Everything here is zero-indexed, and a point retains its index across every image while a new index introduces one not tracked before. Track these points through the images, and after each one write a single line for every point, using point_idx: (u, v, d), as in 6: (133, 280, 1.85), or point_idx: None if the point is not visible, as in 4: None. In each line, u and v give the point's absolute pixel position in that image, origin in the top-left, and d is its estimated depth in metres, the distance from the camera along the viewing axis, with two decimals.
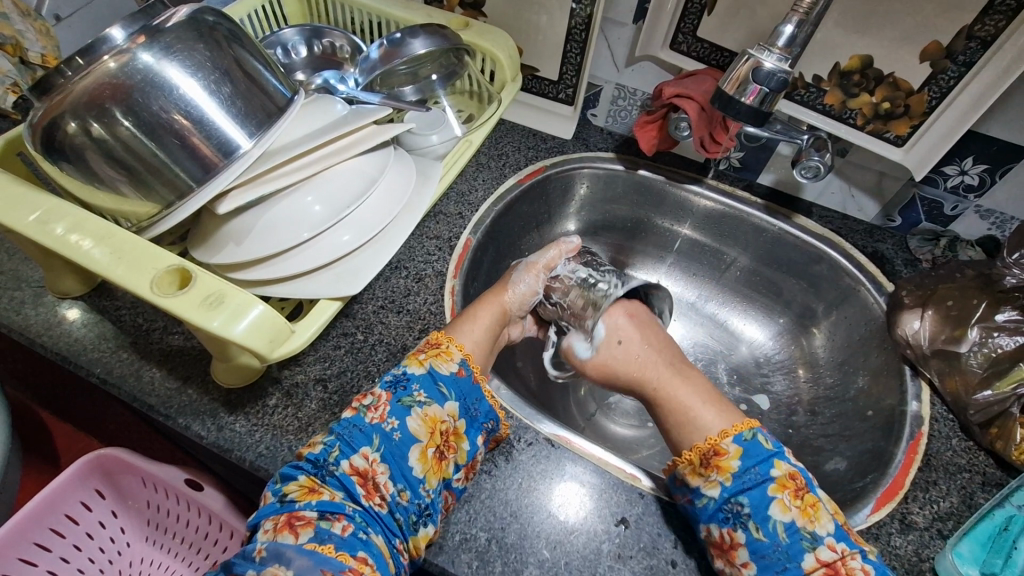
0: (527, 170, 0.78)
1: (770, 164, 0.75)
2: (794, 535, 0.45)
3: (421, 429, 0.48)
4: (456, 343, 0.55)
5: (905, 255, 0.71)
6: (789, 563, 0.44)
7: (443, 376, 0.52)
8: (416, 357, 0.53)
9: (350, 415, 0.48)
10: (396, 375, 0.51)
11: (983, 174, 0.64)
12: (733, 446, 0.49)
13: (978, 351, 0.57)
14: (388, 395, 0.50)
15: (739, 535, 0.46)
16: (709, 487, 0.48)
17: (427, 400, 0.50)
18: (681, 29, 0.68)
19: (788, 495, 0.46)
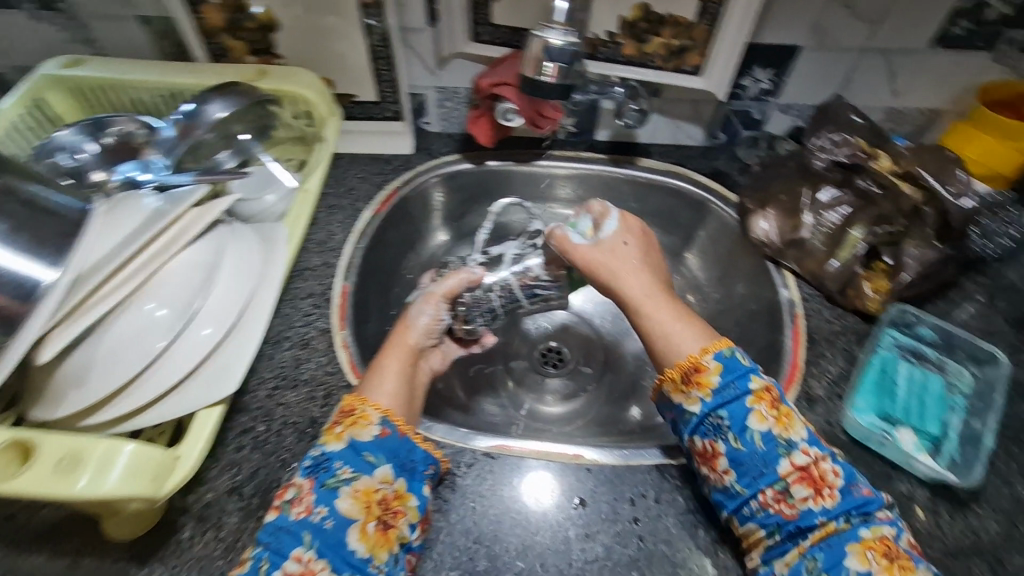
0: (380, 198, 0.76)
1: (600, 121, 0.79)
2: (770, 442, 0.47)
3: (354, 507, 0.45)
4: (370, 404, 0.51)
5: (738, 166, 0.78)
6: (766, 467, 0.47)
7: (365, 444, 0.48)
8: (332, 432, 0.49)
9: (274, 518, 0.45)
10: (315, 458, 0.47)
11: (773, 78, 0.71)
12: (714, 363, 0.50)
13: (818, 231, 0.65)
14: (310, 483, 0.46)
15: (719, 445, 0.48)
16: (691, 403, 0.50)
17: (353, 474, 0.46)
18: (477, 20, 0.70)
19: (765, 406, 0.48)
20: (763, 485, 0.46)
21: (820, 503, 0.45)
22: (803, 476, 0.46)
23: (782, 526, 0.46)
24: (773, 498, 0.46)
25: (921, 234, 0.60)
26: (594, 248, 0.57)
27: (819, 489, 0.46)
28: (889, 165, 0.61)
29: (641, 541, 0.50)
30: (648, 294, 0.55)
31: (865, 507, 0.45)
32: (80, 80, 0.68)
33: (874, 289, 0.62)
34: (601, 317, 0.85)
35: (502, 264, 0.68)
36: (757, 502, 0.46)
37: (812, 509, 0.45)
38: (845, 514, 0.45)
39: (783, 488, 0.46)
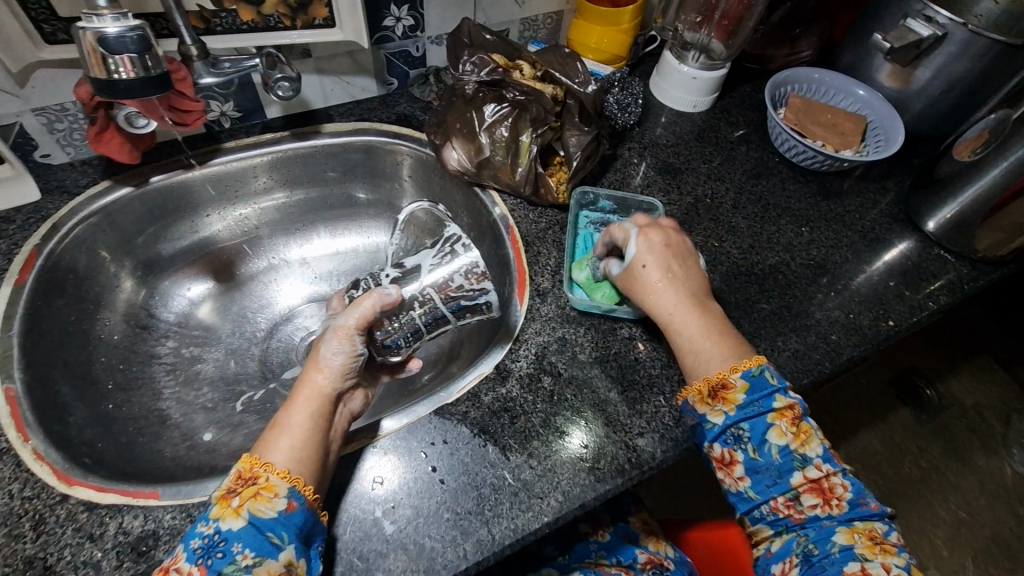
0: (16, 266, 0.60)
1: (263, 98, 0.73)
2: (787, 455, 0.52)
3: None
4: (274, 471, 0.45)
5: (419, 104, 0.80)
6: (780, 477, 0.52)
7: (269, 522, 0.43)
8: (228, 506, 0.44)
9: None
10: (207, 538, 0.43)
11: (412, 13, 0.72)
12: (740, 381, 0.53)
13: (496, 145, 0.68)
14: (202, 571, 0.41)
15: (737, 453, 0.52)
16: (714, 415, 0.53)
17: (255, 560, 0.42)
18: (36, 18, 0.56)
19: (785, 421, 0.52)
20: (775, 493, 0.52)
21: (829, 510, 0.51)
22: (813, 487, 0.51)
23: (789, 527, 0.52)
24: (784, 504, 0.52)
25: (573, 123, 0.68)
26: (629, 274, 0.59)
27: (828, 499, 0.51)
28: (531, 72, 0.69)
29: (443, 484, 0.52)
30: (677, 308, 0.57)
31: (862, 513, 0.51)
32: None
33: (558, 181, 0.71)
34: None
35: (419, 272, 0.58)
36: (769, 506, 0.52)
37: (818, 516, 0.51)
38: (849, 522, 0.50)
39: (794, 496, 0.51)
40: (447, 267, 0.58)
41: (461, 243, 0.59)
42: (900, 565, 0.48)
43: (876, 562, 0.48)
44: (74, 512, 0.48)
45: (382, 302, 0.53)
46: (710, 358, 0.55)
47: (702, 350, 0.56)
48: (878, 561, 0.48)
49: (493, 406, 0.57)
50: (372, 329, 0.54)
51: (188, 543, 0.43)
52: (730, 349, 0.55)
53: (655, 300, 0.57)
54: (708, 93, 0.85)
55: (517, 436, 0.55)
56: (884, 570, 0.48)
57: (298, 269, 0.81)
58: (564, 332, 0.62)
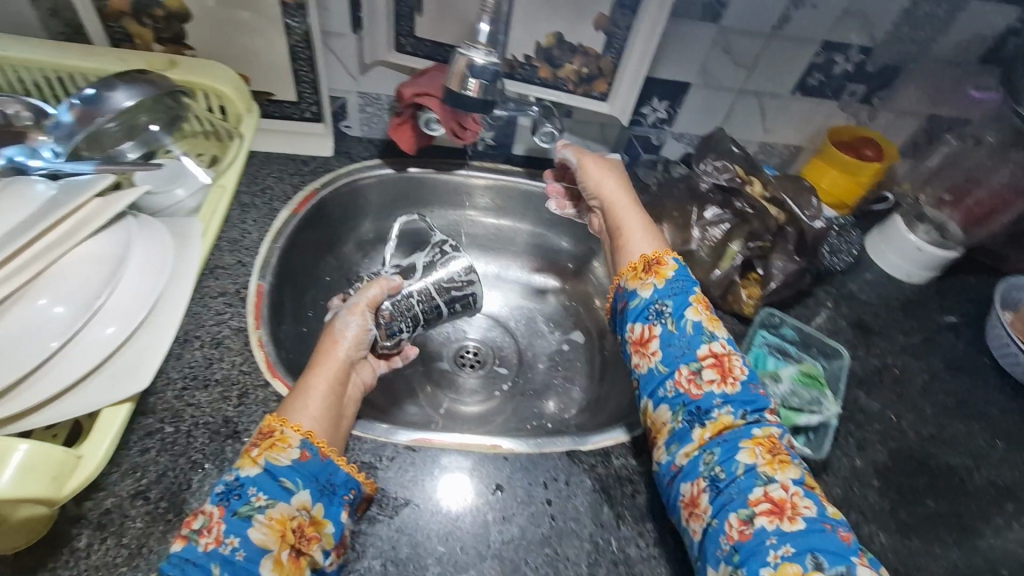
0: (298, 198, 0.75)
1: (518, 136, 0.84)
2: (698, 329, 0.57)
3: (267, 537, 0.44)
4: (289, 425, 0.49)
5: (639, 184, 0.87)
6: (689, 349, 0.56)
7: (282, 470, 0.47)
8: (247, 456, 0.47)
9: (180, 548, 0.43)
10: (228, 484, 0.46)
11: (668, 108, 0.81)
12: (671, 262, 0.63)
13: (704, 243, 0.73)
14: (221, 511, 0.44)
15: (656, 327, 0.59)
16: (644, 288, 0.62)
17: (268, 502, 0.45)
18: (401, 32, 0.71)
19: (701, 306, 0.59)
20: (681, 364, 0.56)
21: (722, 387, 0.53)
22: (714, 363, 0.55)
23: (686, 405, 0.54)
24: (687, 379, 0.55)
25: (784, 249, 0.71)
26: (613, 203, 0.71)
27: (725, 376, 0.54)
28: (760, 191, 0.72)
29: (553, 520, 0.54)
30: (622, 199, 0.71)
31: (754, 405, 0.53)
32: None
33: (749, 295, 0.72)
34: (516, 320, 0.90)
35: (414, 269, 0.71)
36: (672, 382, 0.55)
37: (713, 390, 0.53)
38: (739, 406, 0.52)
39: (696, 369, 0.55)
40: (440, 266, 0.72)
41: (450, 246, 0.73)
42: (795, 476, 0.48)
43: (776, 481, 0.47)
44: (267, 399, 0.56)
45: (387, 286, 0.66)
46: (639, 248, 0.66)
47: (632, 239, 0.67)
48: (777, 478, 0.47)
49: (620, 472, 0.58)
50: (376, 314, 0.65)
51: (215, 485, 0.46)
52: (658, 242, 0.66)
53: (608, 187, 0.72)
54: (928, 270, 0.82)
55: (634, 509, 0.55)
56: (783, 489, 0.47)
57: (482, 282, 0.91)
58: None
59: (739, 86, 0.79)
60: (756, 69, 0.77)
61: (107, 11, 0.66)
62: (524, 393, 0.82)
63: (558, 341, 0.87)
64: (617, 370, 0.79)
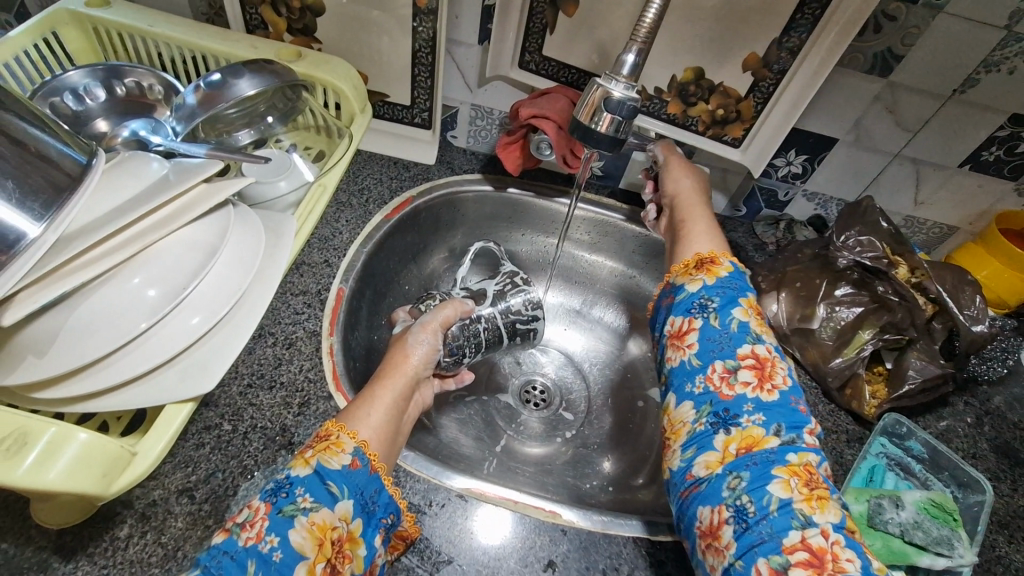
0: (393, 204, 0.73)
1: (628, 170, 0.79)
2: (743, 329, 0.52)
3: (307, 542, 0.39)
4: (347, 432, 0.46)
5: (754, 241, 0.79)
6: (729, 346, 0.51)
7: (332, 473, 0.43)
8: (300, 456, 0.44)
9: (220, 541, 0.39)
10: (278, 481, 0.42)
11: (805, 163, 0.73)
12: (727, 264, 0.57)
13: (827, 325, 0.64)
14: (267, 507, 0.40)
15: (696, 321, 0.54)
16: (693, 284, 0.57)
17: (313, 504, 0.41)
18: (528, 48, 0.68)
19: (752, 309, 0.54)
20: (716, 359, 0.51)
21: (757, 392, 0.48)
22: (753, 365, 0.49)
23: (713, 405, 0.49)
24: (719, 376, 0.50)
25: (927, 349, 0.60)
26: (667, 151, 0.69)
27: (762, 381, 0.49)
28: (907, 274, 0.61)
29: None
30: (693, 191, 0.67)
31: (794, 423, 0.46)
32: (103, 22, 0.64)
33: (873, 392, 0.62)
34: (591, 363, 0.83)
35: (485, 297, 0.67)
36: (704, 379, 0.51)
37: (747, 393, 0.48)
38: (773, 420, 0.46)
39: (732, 367, 0.50)
40: (509, 296, 0.67)
41: (521, 278, 0.69)
42: (836, 519, 0.41)
43: (816, 526, 0.40)
44: (328, 412, 0.54)
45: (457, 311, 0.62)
46: (698, 245, 0.61)
47: (690, 236, 0.62)
48: (817, 521, 0.41)
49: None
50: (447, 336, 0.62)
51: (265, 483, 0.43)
52: (718, 243, 0.61)
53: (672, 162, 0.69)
54: None
55: None
56: (823, 535, 0.40)
57: (561, 317, 0.86)
58: None
59: (896, 150, 0.69)
60: (921, 133, 0.66)
61: None
62: (588, 445, 0.75)
63: (633, 395, 0.79)
64: None
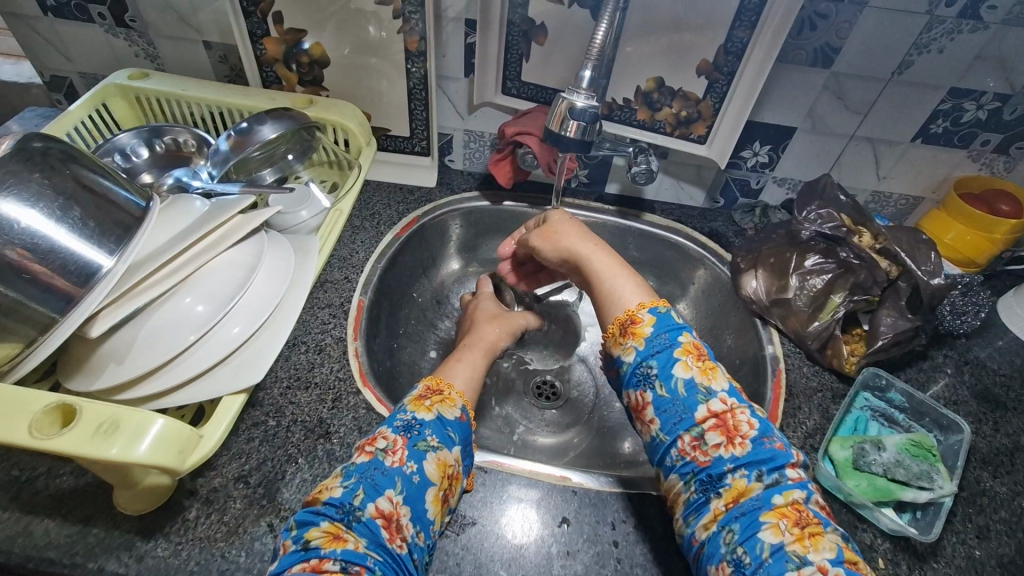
0: (402, 224, 0.81)
1: (611, 175, 0.87)
2: (691, 390, 0.49)
3: (436, 472, 0.48)
4: (455, 390, 0.56)
5: (734, 228, 0.86)
6: (685, 413, 0.49)
7: (450, 422, 0.53)
8: (421, 404, 0.53)
9: (368, 460, 0.48)
10: (407, 421, 0.51)
11: (770, 152, 0.80)
12: (648, 316, 0.53)
13: (802, 292, 0.71)
14: (403, 441, 0.49)
15: (647, 393, 0.50)
16: (626, 354, 0.52)
17: (438, 444, 0.50)
18: (508, 76, 0.77)
19: (691, 357, 0.50)
20: (680, 431, 0.48)
21: (730, 450, 0.46)
22: (717, 424, 0.47)
23: (696, 474, 0.47)
24: (690, 446, 0.48)
25: (895, 305, 0.65)
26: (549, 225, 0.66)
27: (731, 437, 0.47)
28: (870, 241, 0.68)
29: (617, 562, 0.52)
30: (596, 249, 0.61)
31: (773, 464, 0.45)
32: (144, 91, 0.75)
33: (851, 350, 0.68)
34: (595, 355, 0.90)
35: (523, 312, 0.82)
36: (678, 450, 0.48)
37: (722, 454, 0.46)
38: (753, 467, 0.45)
39: (698, 433, 0.47)
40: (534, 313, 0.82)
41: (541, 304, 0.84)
42: (831, 555, 0.41)
43: (811, 564, 0.40)
44: (358, 405, 0.61)
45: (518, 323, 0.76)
46: (621, 297, 0.56)
47: (615, 287, 0.57)
48: (811, 560, 0.40)
49: None
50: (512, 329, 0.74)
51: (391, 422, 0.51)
52: (643, 290, 0.56)
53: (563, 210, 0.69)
54: None
55: None
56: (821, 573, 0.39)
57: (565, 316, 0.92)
58: None
59: (850, 131, 0.75)
60: (870, 114, 0.73)
61: (263, 58, 0.77)
62: (598, 428, 0.81)
63: None
64: None
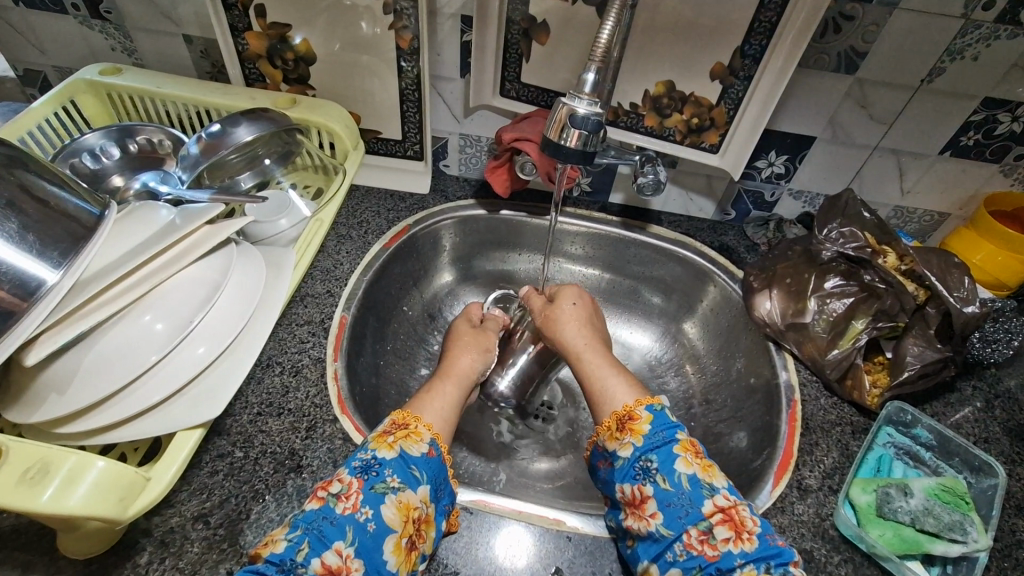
0: (391, 233, 0.76)
1: (615, 184, 0.81)
2: (696, 484, 0.49)
3: (396, 518, 0.46)
4: (423, 423, 0.53)
5: (746, 242, 0.80)
6: (692, 507, 0.48)
7: (415, 459, 0.50)
8: (383, 440, 0.51)
9: (317, 508, 0.45)
10: (366, 460, 0.49)
11: (787, 163, 0.75)
12: (645, 413, 0.54)
13: (819, 318, 0.66)
14: (359, 483, 0.47)
15: (647, 487, 0.50)
16: (623, 449, 0.53)
17: (400, 485, 0.48)
18: (507, 77, 0.72)
19: (690, 453, 0.51)
20: (687, 524, 0.47)
21: (740, 545, 0.45)
22: (723, 518, 0.47)
23: (704, 568, 0.45)
24: (698, 540, 0.46)
25: (923, 334, 0.60)
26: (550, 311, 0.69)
27: (739, 532, 0.46)
28: (895, 263, 0.62)
29: None
30: (585, 345, 0.64)
31: (780, 557, 0.44)
32: (116, 88, 0.70)
33: (874, 381, 0.62)
34: None
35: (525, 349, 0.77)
36: (682, 544, 0.47)
37: (731, 550, 0.45)
38: (761, 561, 0.44)
39: (706, 528, 0.46)
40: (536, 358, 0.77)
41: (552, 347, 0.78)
42: None
43: None
44: (334, 435, 0.56)
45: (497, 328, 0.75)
46: (613, 397, 0.57)
47: (605, 387, 0.59)
48: None
49: None
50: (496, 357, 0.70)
51: (349, 461, 0.49)
52: (635, 390, 0.58)
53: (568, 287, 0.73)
54: None
55: None
56: None
57: None
58: (812, 547, 0.52)
59: (874, 142, 0.70)
60: (897, 124, 0.68)
61: (245, 53, 0.72)
62: None
63: None
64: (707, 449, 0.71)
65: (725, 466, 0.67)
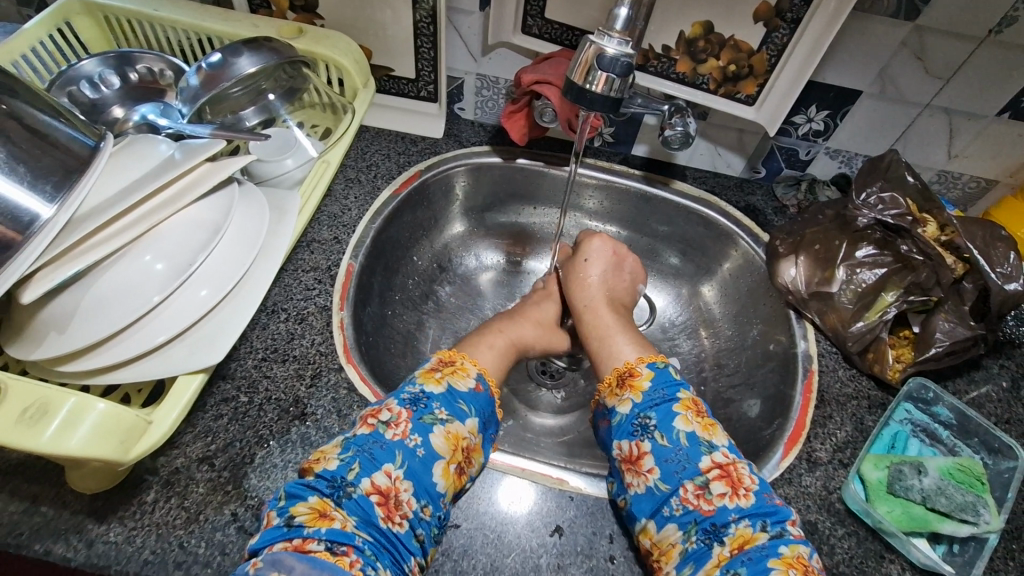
0: (401, 178, 0.73)
1: (640, 135, 0.77)
2: (694, 441, 0.49)
3: (444, 446, 0.48)
4: (468, 360, 0.56)
5: (773, 204, 0.76)
6: (688, 463, 0.48)
7: (462, 394, 0.52)
8: (431, 376, 0.53)
9: (369, 432, 0.47)
10: (415, 394, 0.51)
11: (827, 119, 0.69)
12: (646, 370, 0.55)
13: (847, 288, 0.63)
14: (408, 413, 0.49)
15: (644, 444, 0.50)
16: (621, 405, 0.53)
17: (448, 417, 0.50)
18: (530, 11, 0.66)
19: (691, 412, 0.51)
20: (684, 478, 0.47)
21: (736, 500, 0.45)
22: (720, 474, 0.47)
23: (699, 522, 0.45)
24: (693, 494, 0.46)
25: (956, 310, 0.57)
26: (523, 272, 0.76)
27: (736, 488, 0.46)
28: (935, 232, 0.58)
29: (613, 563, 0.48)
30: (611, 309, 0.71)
31: (776, 516, 0.45)
32: (112, 10, 0.66)
33: (897, 356, 0.60)
34: None
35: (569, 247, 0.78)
36: (678, 499, 0.47)
37: (726, 505, 0.45)
38: (758, 518, 0.44)
39: (703, 482, 0.47)
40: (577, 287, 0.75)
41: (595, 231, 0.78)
42: None
43: None
44: (338, 384, 0.55)
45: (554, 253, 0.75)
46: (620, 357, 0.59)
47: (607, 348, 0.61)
48: None
49: None
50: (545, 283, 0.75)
51: (398, 393, 0.51)
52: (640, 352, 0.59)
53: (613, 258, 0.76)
54: None
55: None
56: None
57: None
58: (817, 519, 0.51)
59: (926, 100, 0.64)
60: (954, 81, 0.62)
61: None
62: None
63: None
64: (715, 414, 0.69)
65: (732, 432, 0.66)
